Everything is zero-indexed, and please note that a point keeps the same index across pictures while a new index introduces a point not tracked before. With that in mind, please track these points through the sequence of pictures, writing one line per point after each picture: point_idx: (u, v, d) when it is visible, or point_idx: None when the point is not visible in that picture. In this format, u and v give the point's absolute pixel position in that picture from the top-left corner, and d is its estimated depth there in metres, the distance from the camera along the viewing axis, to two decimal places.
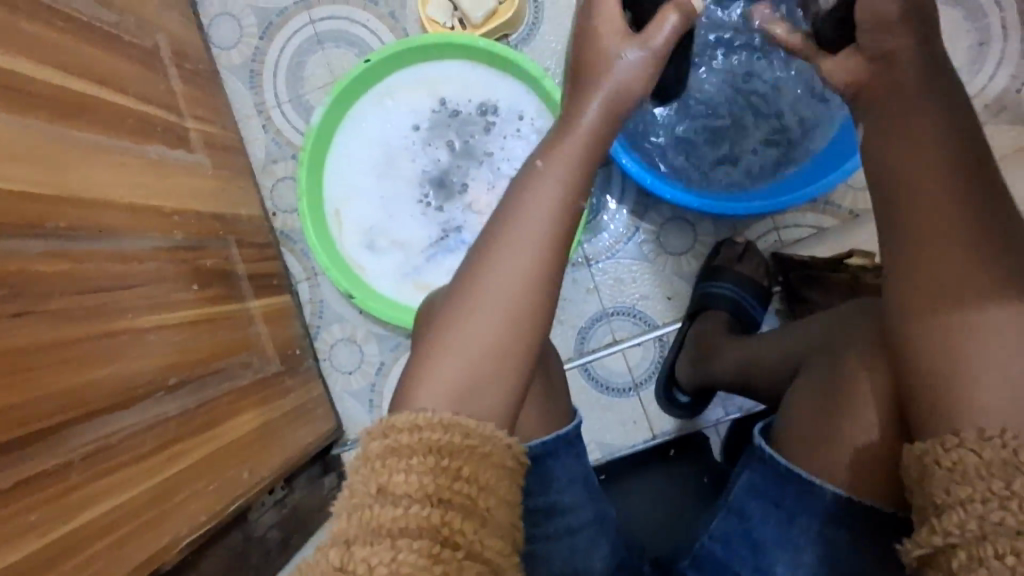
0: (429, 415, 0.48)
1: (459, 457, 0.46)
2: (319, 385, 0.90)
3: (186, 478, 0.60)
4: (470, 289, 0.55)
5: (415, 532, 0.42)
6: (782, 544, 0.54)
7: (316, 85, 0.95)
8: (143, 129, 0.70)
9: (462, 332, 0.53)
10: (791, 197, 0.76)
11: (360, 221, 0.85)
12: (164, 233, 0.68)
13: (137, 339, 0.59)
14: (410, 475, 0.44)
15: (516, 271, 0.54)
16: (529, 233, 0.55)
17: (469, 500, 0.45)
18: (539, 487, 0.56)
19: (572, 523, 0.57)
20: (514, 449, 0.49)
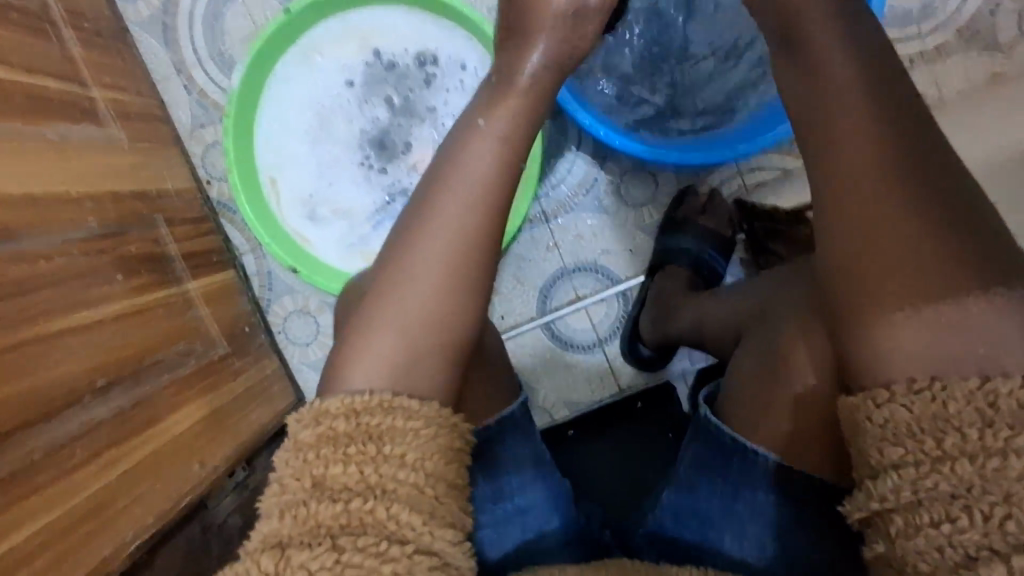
0: (368, 398, 0.46)
1: (401, 443, 0.44)
2: (273, 360, 0.88)
3: (129, 483, 0.58)
4: (401, 264, 0.52)
5: (356, 530, 0.40)
6: (727, 520, 0.55)
7: (238, 38, 0.86)
8: (37, 106, 0.63)
9: (392, 313, 0.51)
10: (752, 143, 0.72)
11: (298, 190, 0.79)
12: (75, 223, 0.62)
13: (54, 345, 0.55)
14: (348, 468, 0.42)
15: (445, 244, 0.52)
16: (456, 203, 0.53)
17: (414, 487, 0.43)
18: (491, 471, 0.58)
19: (523, 503, 0.59)
20: (460, 427, 0.48)
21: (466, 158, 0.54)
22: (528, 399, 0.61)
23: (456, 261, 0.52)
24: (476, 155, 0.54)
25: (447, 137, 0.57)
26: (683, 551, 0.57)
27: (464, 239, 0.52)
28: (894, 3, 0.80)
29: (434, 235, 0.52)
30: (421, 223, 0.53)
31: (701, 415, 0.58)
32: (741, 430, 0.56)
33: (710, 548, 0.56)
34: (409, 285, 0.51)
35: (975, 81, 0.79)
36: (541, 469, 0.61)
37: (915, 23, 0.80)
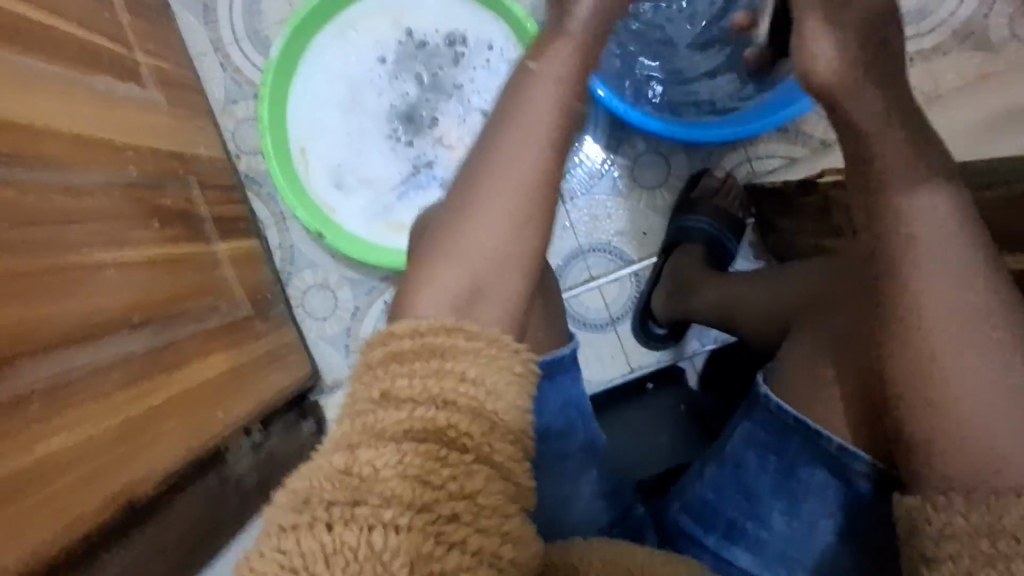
0: (432, 321, 0.45)
1: (464, 361, 0.43)
2: (292, 330, 0.89)
3: (157, 416, 0.58)
4: (463, 201, 0.53)
5: (419, 437, 0.38)
6: (777, 494, 0.54)
7: (274, 20, 0.90)
8: (88, 59, 0.66)
9: (453, 244, 0.51)
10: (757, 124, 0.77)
11: (327, 160, 0.82)
12: (118, 169, 0.65)
13: (95, 275, 0.57)
14: (412, 378, 0.41)
15: (510, 179, 0.52)
16: (516, 144, 0.54)
17: (475, 402, 0.40)
18: (543, 409, 0.58)
19: (569, 446, 0.60)
20: (522, 354, 0.45)
21: (525, 103, 0.55)
22: (577, 347, 0.60)
23: (519, 194, 0.52)
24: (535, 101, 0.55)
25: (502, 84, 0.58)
26: (726, 525, 0.56)
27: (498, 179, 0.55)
28: None
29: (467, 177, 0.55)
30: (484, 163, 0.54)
31: (760, 392, 0.56)
32: (775, 385, 0.56)
33: (755, 521, 0.55)
34: (469, 221, 0.52)
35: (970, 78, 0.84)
36: (580, 415, 0.61)
37: (914, 22, 0.85)
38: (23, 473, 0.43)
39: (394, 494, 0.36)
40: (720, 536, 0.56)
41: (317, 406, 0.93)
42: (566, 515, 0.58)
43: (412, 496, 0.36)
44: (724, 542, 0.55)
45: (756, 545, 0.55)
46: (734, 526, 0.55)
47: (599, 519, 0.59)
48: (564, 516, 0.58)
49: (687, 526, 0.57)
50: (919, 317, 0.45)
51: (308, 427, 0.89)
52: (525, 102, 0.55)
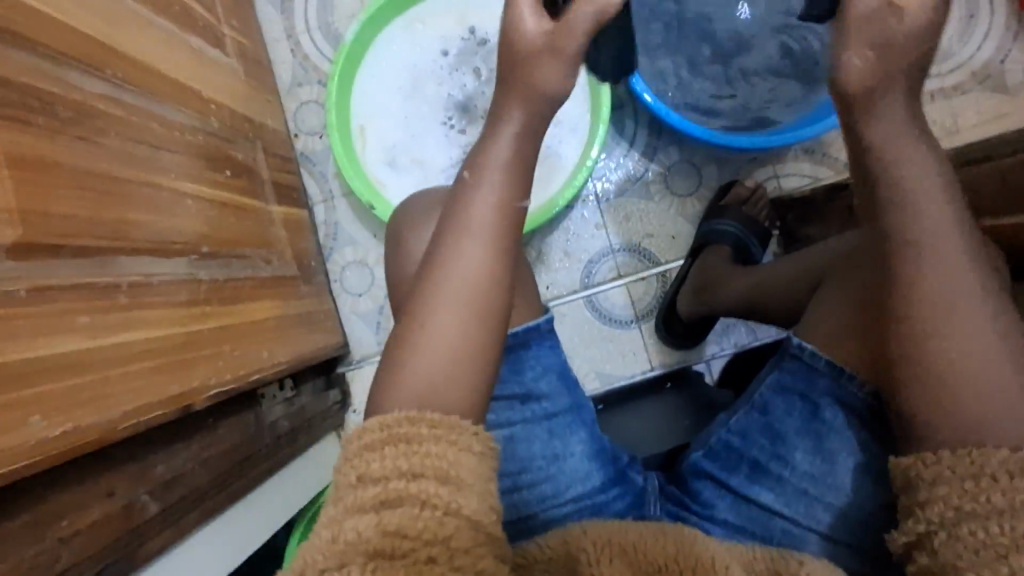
0: (398, 413, 0.47)
1: (429, 442, 0.45)
2: (329, 300, 0.92)
3: (214, 339, 0.61)
4: (415, 318, 0.51)
5: (393, 503, 0.41)
6: (803, 434, 0.55)
7: (346, 15, 0.98)
8: (185, 19, 0.73)
9: (409, 361, 0.50)
10: (784, 136, 0.83)
11: (384, 140, 0.88)
12: (202, 117, 0.70)
13: (176, 200, 0.61)
14: (385, 460, 0.43)
15: (459, 294, 0.51)
16: (463, 251, 0.52)
17: (442, 469, 0.43)
18: (515, 377, 0.64)
19: (549, 409, 0.64)
20: (481, 433, 0.47)
21: (463, 212, 0.53)
22: (551, 316, 0.66)
23: (476, 304, 0.51)
24: (479, 199, 0.53)
25: None
26: (750, 466, 0.56)
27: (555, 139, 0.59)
28: None
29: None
30: (429, 277, 0.52)
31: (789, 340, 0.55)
32: (806, 334, 0.56)
33: (780, 462, 0.55)
34: (420, 338, 0.51)
35: (986, 116, 0.91)
36: (565, 381, 0.66)
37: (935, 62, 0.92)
38: (98, 349, 0.46)
39: (377, 547, 0.38)
40: (743, 477, 0.56)
41: (344, 376, 0.95)
42: (556, 471, 0.62)
43: (392, 546, 0.38)
44: (748, 482, 0.56)
45: (780, 483, 0.55)
46: (758, 467, 0.56)
47: (591, 478, 0.62)
48: (556, 471, 0.62)
49: (709, 469, 0.57)
50: None
51: (335, 395, 0.92)
52: (465, 214, 0.53)
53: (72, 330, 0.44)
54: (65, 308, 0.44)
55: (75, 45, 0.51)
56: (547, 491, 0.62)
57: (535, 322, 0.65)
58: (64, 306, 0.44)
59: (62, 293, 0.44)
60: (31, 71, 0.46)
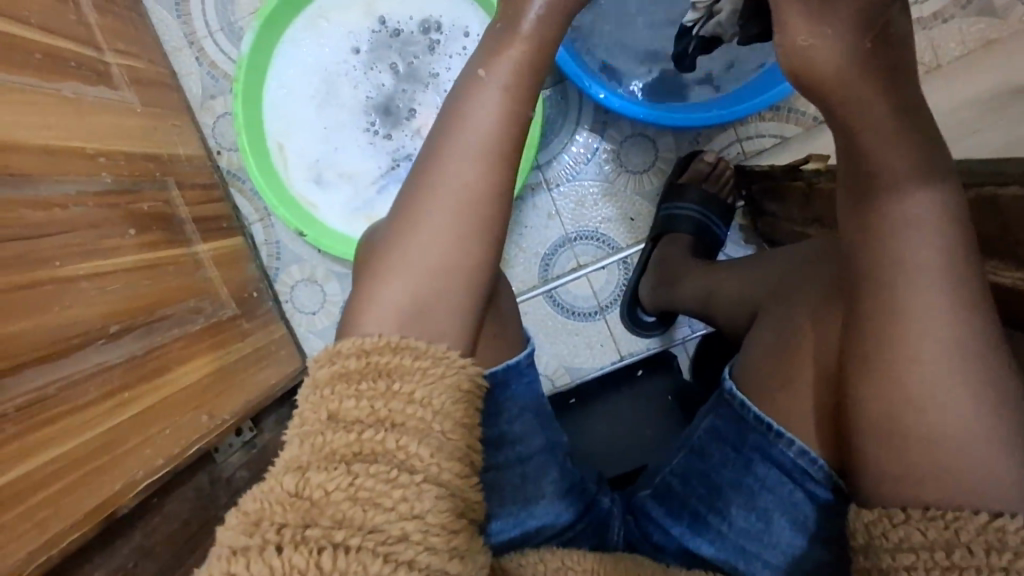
0: (375, 339, 0.44)
1: (411, 382, 0.42)
2: (280, 326, 0.89)
3: (139, 424, 0.59)
4: (405, 230, 0.50)
5: (369, 457, 0.37)
6: (738, 487, 0.51)
7: (248, 10, 0.88)
8: (54, 65, 0.65)
9: (399, 268, 0.49)
10: (741, 107, 0.74)
11: (305, 155, 0.81)
12: (90, 177, 0.64)
13: (69, 288, 0.57)
14: (361, 401, 0.40)
15: (452, 201, 0.50)
16: (455, 163, 0.51)
17: (423, 423, 0.40)
18: (490, 421, 0.57)
19: (523, 452, 0.58)
20: (468, 369, 0.45)
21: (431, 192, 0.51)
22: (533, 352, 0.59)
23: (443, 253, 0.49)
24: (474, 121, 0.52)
25: (449, 94, 0.55)
26: (691, 515, 0.53)
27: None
28: None
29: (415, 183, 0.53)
30: (426, 183, 0.51)
31: (726, 387, 0.53)
32: (742, 379, 0.53)
33: (717, 514, 0.52)
34: (410, 246, 0.50)
35: (971, 46, 0.80)
36: (540, 420, 0.60)
37: None
38: None
39: (346, 516, 0.35)
40: (685, 526, 0.53)
41: None
42: (528, 516, 0.58)
43: (362, 518, 0.35)
44: (689, 533, 0.53)
45: (719, 537, 0.51)
46: (698, 517, 0.53)
47: (561, 518, 0.59)
48: (526, 517, 0.58)
49: (654, 511, 0.55)
50: (902, 323, 0.43)
51: None
52: (461, 126, 0.52)
53: None
54: None
55: None
56: (517, 536, 0.58)
57: (515, 359, 0.57)
58: None
59: None
60: None
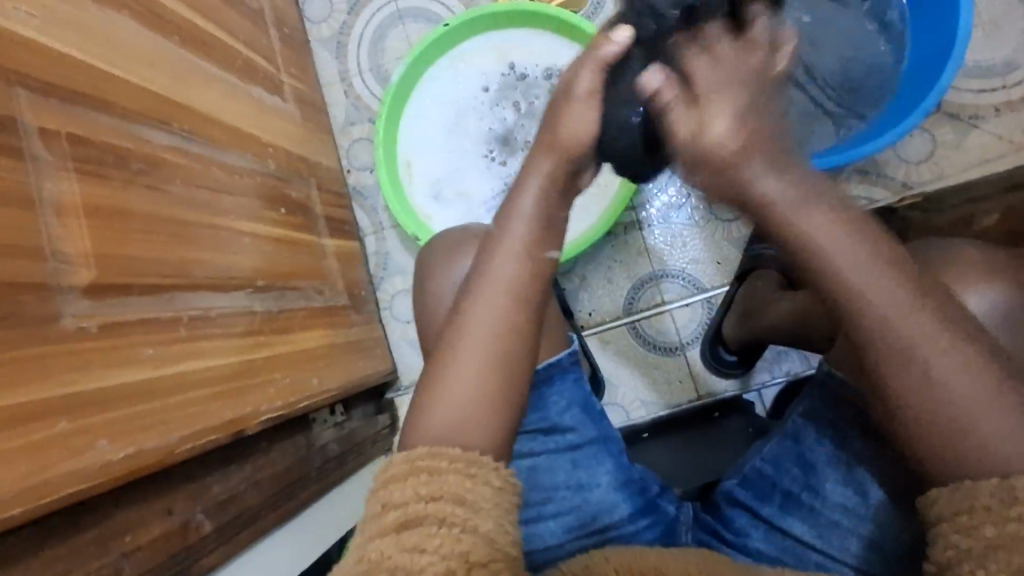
0: (420, 449, 0.49)
1: (450, 468, 0.48)
2: (378, 328, 0.96)
3: (266, 367, 0.65)
4: (436, 363, 0.54)
5: (417, 522, 0.44)
6: (832, 464, 0.54)
7: (395, 56, 1.03)
8: (247, 72, 0.79)
9: (432, 400, 0.52)
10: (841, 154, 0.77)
11: (428, 174, 0.92)
12: (259, 160, 0.75)
13: (234, 238, 0.66)
14: (406, 488, 0.46)
15: (482, 338, 0.52)
16: (484, 298, 0.53)
17: (459, 493, 0.46)
18: (538, 410, 0.63)
19: (573, 441, 0.62)
20: (501, 470, 0.49)
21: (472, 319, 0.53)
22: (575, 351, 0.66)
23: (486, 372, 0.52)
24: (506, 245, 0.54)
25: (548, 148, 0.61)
26: (783, 495, 0.55)
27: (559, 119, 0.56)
28: (977, 58, 0.87)
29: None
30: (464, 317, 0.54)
31: (824, 371, 0.55)
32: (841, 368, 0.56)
33: (811, 492, 0.54)
34: (450, 374, 0.52)
35: None
36: (591, 414, 0.64)
37: (999, 74, 0.87)
38: (156, 380, 0.50)
39: (398, 564, 0.41)
40: (775, 507, 0.55)
41: (392, 403, 0.98)
42: (581, 501, 0.60)
43: (411, 564, 0.41)
44: (780, 513, 0.55)
45: (811, 513, 0.54)
46: (790, 496, 0.55)
47: (620, 509, 0.60)
48: (581, 502, 0.60)
49: (743, 497, 0.56)
50: None
51: (384, 420, 0.95)
52: (487, 269, 0.54)
53: (137, 362, 0.49)
54: (134, 343, 0.49)
55: (146, 103, 0.57)
56: (574, 521, 0.60)
57: (557, 357, 0.64)
58: (134, 341, 0.49)
59: (132, 328, 0.49)
60: (110, 132, 0.52)
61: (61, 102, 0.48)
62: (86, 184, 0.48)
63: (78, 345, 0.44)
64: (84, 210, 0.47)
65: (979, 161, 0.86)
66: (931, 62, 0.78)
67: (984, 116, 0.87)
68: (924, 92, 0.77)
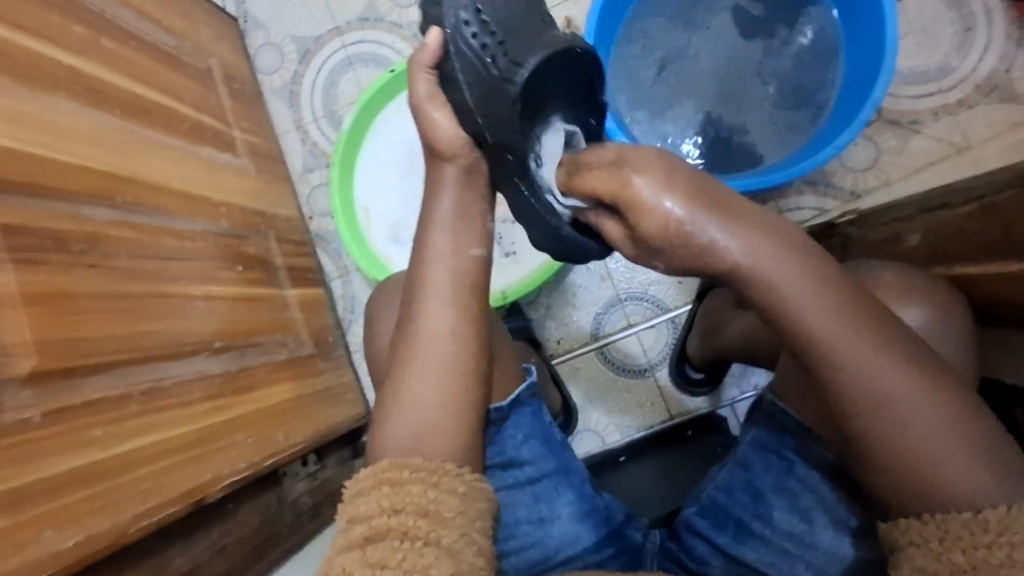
0: (385, 461, 0.50)
1: (414, 484, 0.47)
2: (348, 372, 0.97)
3: (228, 430, 0.65)
4: (396, 382, 0.55)
5: (381, 534, 0.43)
6: (778, 487, 0.55)
7: (348, 101, 1.04)
8: (197, 133, 0.80)
9: (395, 413, 0.54)
10: (785, 172, 0.77)
11: (386, 217, 0.93)
12: (212, 220, 0.76)
13: (187, 303, 0.66)
14: (371, 500, 0.46)
15: (431, 348, 0.55)
16: (430, 313, 0.56)
17: (422, 505, 0.46)
18: (492, 446, 0.61)
19: (532, 474, 0.61)
20: (464, 475, 0.50)
21: (415, 331, 0.56)
22: (531, 385, 0.65)
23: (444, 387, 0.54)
24: (437, 255, 0.57)
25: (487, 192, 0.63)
26: (736, 523, 0.56)
27: (442, 69, 0.58)
28: (910, 65, 0.90)
29: (446, 208, 0.59)
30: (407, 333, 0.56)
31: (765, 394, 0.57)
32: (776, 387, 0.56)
33: (762, 520, 0.55)
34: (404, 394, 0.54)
35: (999, 128, 0.86)
36: (548, 445, 0.63)
37: (934, 79, 0.89)
38: (101, 464, 0.50)
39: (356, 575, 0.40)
40: (730, 536, 0.56)
41: None
42: (544, 536, 0.59)
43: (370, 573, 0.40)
44: (736, 541, 0.55)
45: (763, 542, 0.54)
46: (743, 525, 0.56)
47: (581, 540, 0.59)
48: (544, 537, 0.59)
49: (700, 526, 0.57)
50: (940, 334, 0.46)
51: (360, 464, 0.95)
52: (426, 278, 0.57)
53: (84, 446, 0.49)
54: (77, 428, 0.48)
55: (86, 182, 0.58)
56: (537, 557, 0.59)
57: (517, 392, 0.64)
58: (75, 426, 0.48)
59: (73, 415, 0.48)
60: (45, 214, 0.52)
61: None
62: (22, 272, 0.48)
63: (19, 437, 0.44)
64: (21, 299, 0.47)
65: (923, 164, 0.88)
66: (866, 75, 0.80)
67: (923, 121, 0.89)
68: (858, 107, 0.79)
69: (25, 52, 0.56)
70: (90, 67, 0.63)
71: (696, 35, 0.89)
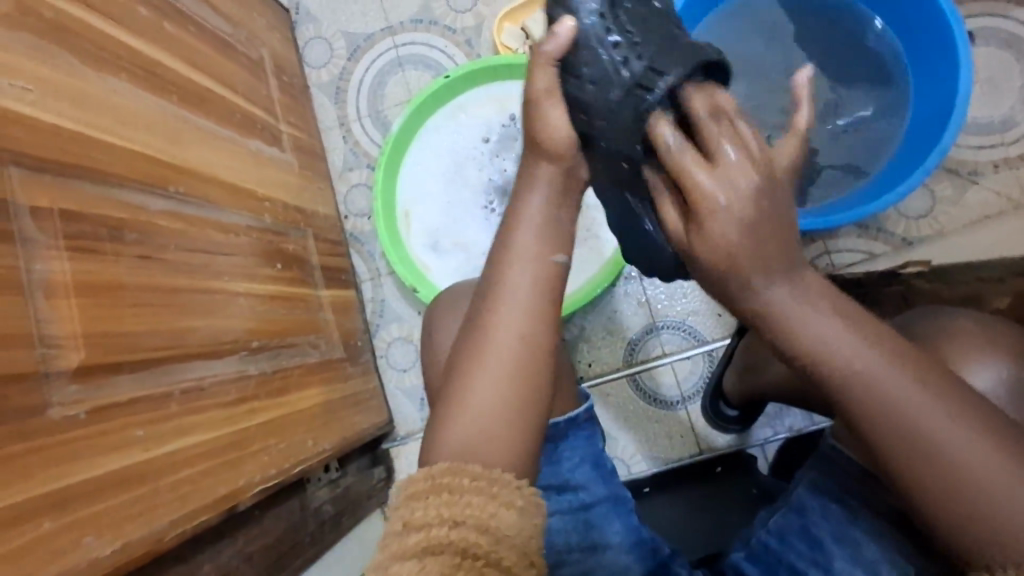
0: (443, 463, 0.47)
1: (471, 494, 0.45)
2: (374, 378, 0.95)
3: (261, 434, 0.63)
4: (453, 386, 0.51)
5: (437, 549, 0.41)
6: (841, 541, 0.52)
7: (395, 102, 1.03)
8: (247, 125, 0.78)
9: (451, 418, 0.50)
10: (844, 215, 0.75)
11: (426, 224, 0.92)
12: (256, 215, 0.74)
13: (229, 301, 0.64)
14: (427, 508, 0.44)
15: (498, 352, 0.51)
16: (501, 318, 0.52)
17: (479, 519, 0.43)
18: (548, 466, 0.60)
19: (585, 499, 0.60)
20: (522, 488, 0.46)
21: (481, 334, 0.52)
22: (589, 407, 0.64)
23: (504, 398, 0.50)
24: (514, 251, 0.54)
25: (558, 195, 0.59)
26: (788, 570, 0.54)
27: (567, 61, 0.53)
28: (975, 114, 0.88)
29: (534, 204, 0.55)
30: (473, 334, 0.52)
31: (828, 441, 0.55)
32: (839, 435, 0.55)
33: (820, 570, 0.53)
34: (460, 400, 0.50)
35: None
36: (601, 472, 0.62)
37: (998, 131, 0.87)
38: (142, 466, 0.48)
39: None
40: None
41: (388, 454, 0.97)
42: (595, 564, 0.57)
43: None
44: None
45: None
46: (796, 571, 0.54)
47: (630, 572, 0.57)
48: (595, 565, 0.57)
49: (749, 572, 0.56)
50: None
51: (380, 473, 0.93)
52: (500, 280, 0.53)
53: (126, 446, 0.47)
54: (121, 428, 0.47)
55: (142, 170, 0.56)
56: None
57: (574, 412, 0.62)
58: (119, 425, 0.46)
59: (117, 413, 0.46)
60: (100, 201, 0.50)
61: (54, 176, 0.46)
62: (75, 261, 0.46)
63: (67, 435, 0.42)
64: (74, 289, 0.45)
65: (980, 217, 0.86)
66: (932, 122, 0.78)
67: (984, 172, 0.87)
68: (924, 154, 0.77)
69: (92, 32, 0.54)
70: (151, 51, 0.62)
71: (755, 70, 0.88)
